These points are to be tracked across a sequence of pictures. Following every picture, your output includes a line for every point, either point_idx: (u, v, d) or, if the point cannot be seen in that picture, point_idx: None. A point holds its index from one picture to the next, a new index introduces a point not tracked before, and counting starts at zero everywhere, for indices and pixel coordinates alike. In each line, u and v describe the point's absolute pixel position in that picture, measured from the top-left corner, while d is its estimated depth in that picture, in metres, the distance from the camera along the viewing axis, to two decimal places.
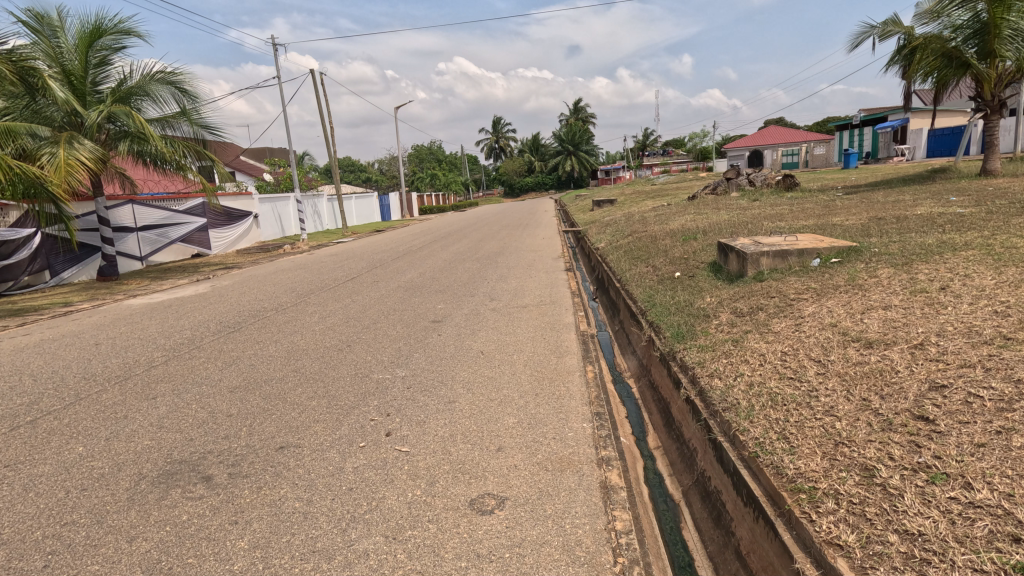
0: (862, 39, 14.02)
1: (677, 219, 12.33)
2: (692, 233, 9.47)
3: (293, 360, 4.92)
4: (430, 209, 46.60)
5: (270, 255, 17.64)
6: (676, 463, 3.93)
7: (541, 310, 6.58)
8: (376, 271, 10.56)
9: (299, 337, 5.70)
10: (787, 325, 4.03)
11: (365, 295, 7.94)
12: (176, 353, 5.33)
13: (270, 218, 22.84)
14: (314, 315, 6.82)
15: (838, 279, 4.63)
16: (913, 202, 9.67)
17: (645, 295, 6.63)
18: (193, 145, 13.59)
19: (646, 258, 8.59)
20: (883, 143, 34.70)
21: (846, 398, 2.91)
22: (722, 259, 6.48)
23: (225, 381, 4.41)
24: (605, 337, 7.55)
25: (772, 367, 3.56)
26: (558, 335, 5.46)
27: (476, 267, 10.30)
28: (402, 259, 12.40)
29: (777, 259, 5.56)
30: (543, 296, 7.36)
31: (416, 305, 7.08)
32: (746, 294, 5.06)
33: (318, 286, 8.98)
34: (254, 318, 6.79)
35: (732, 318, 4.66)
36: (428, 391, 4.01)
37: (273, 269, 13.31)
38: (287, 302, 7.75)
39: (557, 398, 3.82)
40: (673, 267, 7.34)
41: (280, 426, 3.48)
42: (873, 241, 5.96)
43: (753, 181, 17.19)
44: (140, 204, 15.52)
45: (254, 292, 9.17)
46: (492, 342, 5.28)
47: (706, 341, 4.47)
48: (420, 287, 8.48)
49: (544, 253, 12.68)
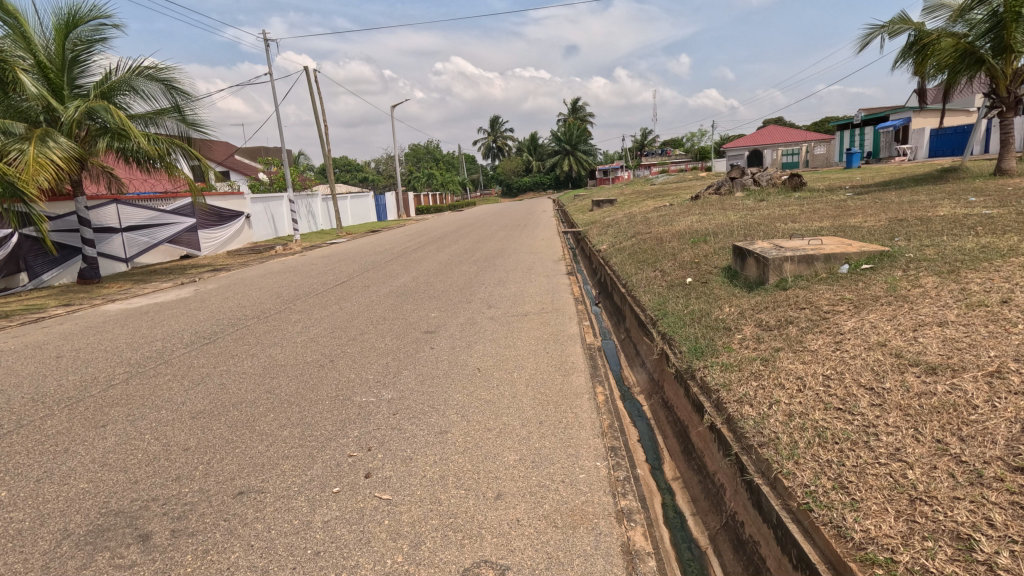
0: (871, 35, 13.54)
1: (682, 220, 11.82)
2: (699, 235, 9.01)
3: (269, 379, 4.41)
4: (427, 209, 46.05)
5: (260, 256, 17.11)
6: (699, 500, 3.45)
7: (543, 319, 6.09)
8: (368, 274, 10.04)
9: (278, 351, 5.20)
10: (825, 343, 3.55)
11: (355, 302, 7.43)
12: (141, 369, 4.82)
13: (262, 218, 22.28)
14: (296, 325, 6.30)
15: (876, 289, 4.15)
16: (932, 203, 9.21)
17: (655, 303, 6.15)
18: (179, 142, 13.04)
19: (653, 261, 8.10)
20: (885, 143, 34.26)
21: (915, 438, 2.43)
22: (738, 265, 6.02)
23: (189, 404, 3.91)
24: (611, 346, 7.06)
25: (814, 394, 3.07)
26: (562, 349, 4.97)
27: (473, 270, 9.80)
28: (396, 261, 11.88)
29: (802, 264, 5.09)
30: (545, 303, 6.86)
31: (408, 314, 6.58)
32: (770, 305, 4.59)
33: (304, 292, 8.46)
34: (232, 328, 6.27)
35: (757, 333, 4.18)
36: (417, 419, 3.52)
37: (261, 271, 12.79)
38: (270, 310, 7.22)
39: (564, 429, 3.33)
40: (684, 272, 6.87)
41: (243, 464, 2.98)
42: (904, 245, 5.48)
43: (758, 180, 16.72)
44: (125, 204, 14.97)
45: (237, 298, 8.64)
46: (490, 357, 4.78)
47: (730, 358, 3.99)
48: (413, 293, 7.97)
49: (544, 256, 12.17)
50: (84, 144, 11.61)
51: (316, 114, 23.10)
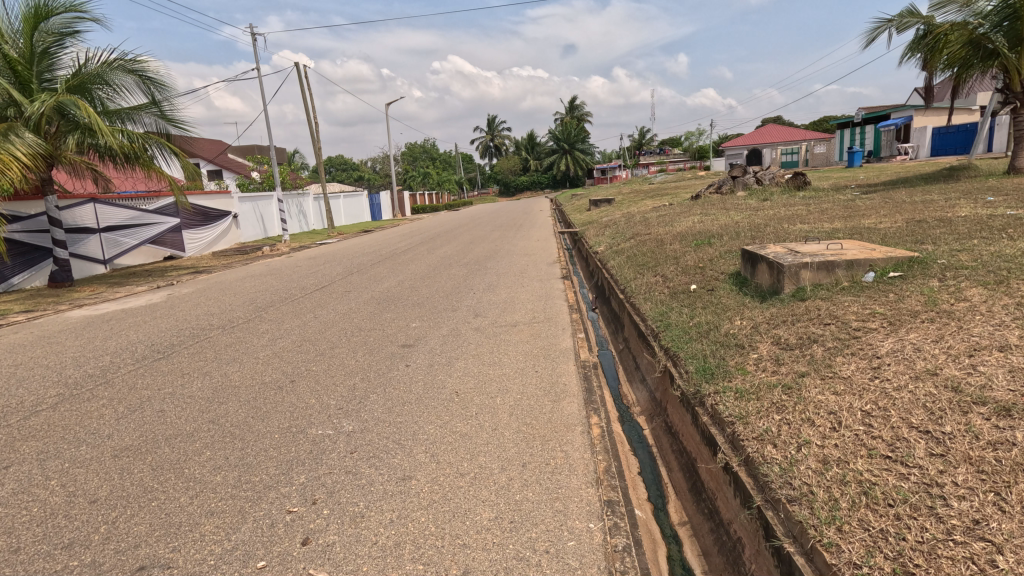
0: (878, 28, 13.05)
1: (683, 220, 11.29)
2: (703, 236, 8.48)
3: (216, 404, 3.85)
4: (423, 208, 45.46)
5: (246, 257, 16.54)
6: (712, 554, 2.91)
7: (533, 330, 5.54)
8: (352, 278, 9.47)
9: (236, 368, 4.64)
10: (860, 368, 3.00)
11: (332, 309, 6.88)
12: (76, 391, 4.26)
13: (250, 218, 21.68)
14: (263, 336, 5.74)
15: (913, 302, 3.62)
16: (948, 203, 8.69)
17: (656, 313, 5.62)
18: (158, 138, 12.45)
19: (653, 265, 7.56)
20: (886, 142, 33.80)
21: (999, 508, 1.92)
22: (748, 271, 5.49)
23: (114, 438, 3.34)
24: (609, 358, 6.55)
25: (852, 436, 2.53)
26: (554, 367, 4.42)
27: (462, 274, 9.26)
28: (384, 264, 11.32)
29: (821, 272, 4.57)
30: (537, 312, 6.32)
31: (387, 324, 6.03)
32: (789, 319, 4.06)
33: (281, 298, 7.90)
34: (192, 340, 5.70)
35: (776, 352, 3.65)
36: (377, 460, 2.96)
37: (243, 273, 12.25)
38: (239, 319, 6.66)
39: (550, 475, 2.78)
40: (687, 278, 6.33)
41: (156, 525, 2.43)
42: (933, 249, 4.95)
43: (761, 179, 16.22)
44: (103, 203, 14.38)
45: (209, 304, 8.06)
46: (471, 377, 4.23)
47: (744, 384, 3.45)
48: (397, 299, 7.42)
49: (539, 258, 11.63)
50: (53, 141, 10.99)
51: (306, 111, 22.48)
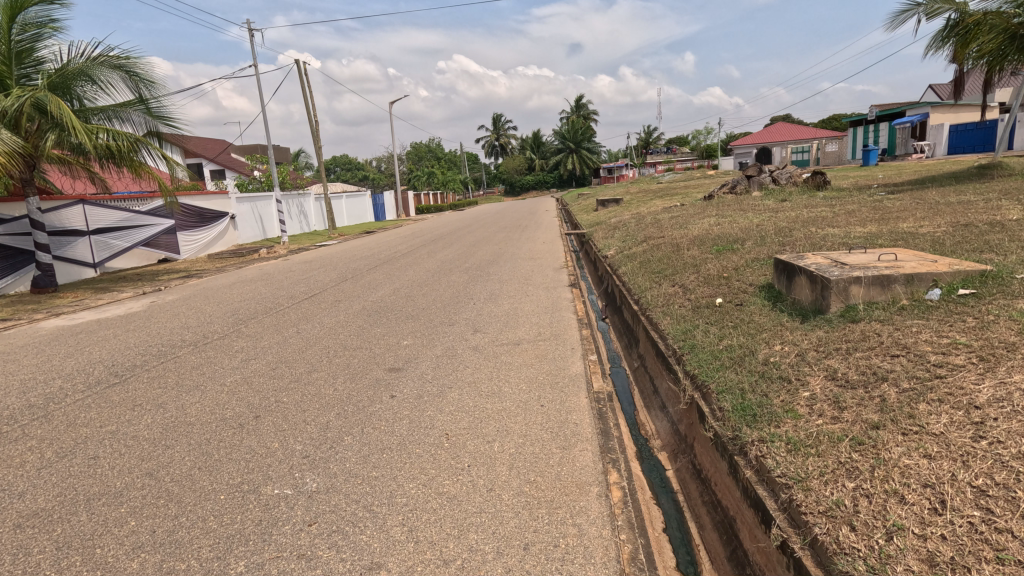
0: (904, 18, 12.33)
1: (698, 223, 10.61)
2: (723, 241, 7.82)
3: (160, 449, 3.23)
4: (428, 209, 44.87)
5: (241, 260, 16.01)
6: None
7: (539, 351, 4.91)
8: (344, 285, 8.87)
9: (195, 399, 4.02)
10: (955, 423, 2.38)
11: (317, 324, 6.25)
12: (4, 428, 3.65)
13: (249, 219, 21.15)
14: (237, 356, 5.13)
15: (1005, 333, 2.97)
16: (991, 204, 7.97)
17: (678, 332, 4.99)
18: (145, 137, 11.92)
19: (670, 273, 6.90)
20: (902, 139, 32.87)
21: None
22: (783, 284, 4.83)
23: (25, 500, 2.72)
24: (622, 378, 5.94)
25: (966, 528, 1.92)
26: (562, 400, 3.79)
27: (463, 282, 8.64)
28: (380, 269, 10.70)
29: (874, 288, 3.91)
30: (542, 328, 5.68)
31: (376, 341, 5.41)
32: (844, 346, 3.42)
33: (265, 308, 7.29)
34: (157, 361, 5.09)
35: (833, 390, 3.01)
36: (340, 538, 2.34)
37: (234, 278, 11.69)
38: (214, 334, 6.05)
39: (559, 566, 2.15)
40: (710, 290, 5.69)
41: None
42: (1002, 260, 4.28)
43: (778, 179, 15.49)
44: (93, 205, 13.87)
45: (189, 314, 7.46)
46: (466, 413, 3.60)
47: (797, 434, 2.80)
48: (389, 311, 6.80)
49: (544, 262, 11.00)
50: (34, 140, 10.50)
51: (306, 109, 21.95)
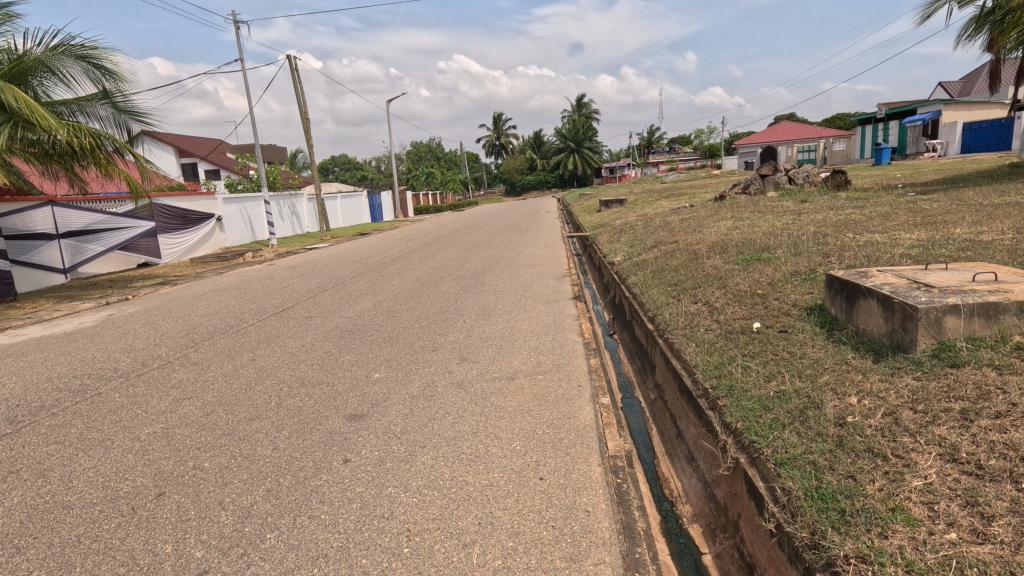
0: (936, 5, 11.41)
1: (714, 226, 9.67)
2: (749, 248, 6.89)
3: (4, 555, 2.31)
4: (427, 210, 43.97)
5: (225, 265, 15.12)
6: None
7: (537, 390, 3.97)
8: (321, 297, 7.95)
9: (90, 463, 3.09)
10: None
11: (278, 348, 5.33)
12: None
13: (237, 221, 20.28)
14: (170, 393, 4.21)
15: None
16: None
17: (709, 365, 4.06)
18: (111, 134, 11.06)
19: (690, 286, 5.97)
20: (913, 138, 31.44)
21: None
22: (841, 307, 3.91)
23: None
24: (637, 413, 5.03)
25: None
26: (568, 472, 2.86)
27: (453, 293, 7.72)
28: (364, 277, 9.74)
29: (977, 321, 3.01)
30: (542, 357, 4.75)
31: (342, 373, 4.49)
32: (960, 407, 2.52)
33: (226, 327, 6.38)
34: (73, 400, 4.17)
35: (965, 483, 2.13)
36: None
37: (209, 286, 10.81)
38: (155, 361, 5.11)
39: None
40: (742, 310, 4.78)
41: None
42: None
43: (795, 178, 14.54)
44: (63, 207, 12.97)
45: (140, 332, 6.53)
46: (438, 492, 2.69)
47: (920, 558, 1.90)
48: (364, 331, 5.87)
49: (545, 270, 10.08)
50: None
51: None
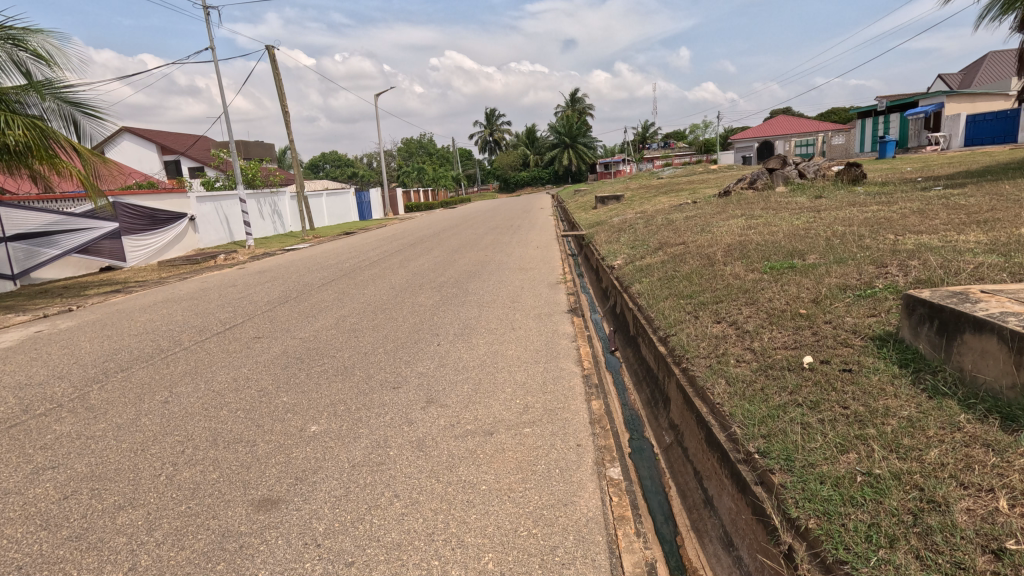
0: None
1: (724, 225, 8.69)
2: (774, 251, 5.89)
3: None
4: (418, 206, 42.87)
5: (192, 269, 14.01)
6: None
7: (522, 456, 2.94)
8: (278, 311, 6.90)
9: None
10: None
11: (203, 384, 4.27)
12: None
13: (211, 220, 19.14)
14: (28, 460, 3.13)
15: None
16: None
17: (750, 413, 3.03)
18: (50, 126, 9.83)
19: (710, 300, 4.96)
20: (914, 131, 30.62)
21: None
22: (935, 342, 2.89)
23: None
24: (648, 461, 3.99)
25: None
26: None
27: (429, 305, 6.69)
28: (335, 284, 8.68)
29: None
30: (530, 399, 3.71)
31: (269, 426, 3.44)
32: None
33: (152, 352, 5.31)
34: None
35: None
36: None
37: (164, 295, 9.71)
38: (43, 403, 4.05)
39: None
40: (783, 337, 3.77)
41: None
42: None
43: (805, 172, 13.57)
44: (10, 207, 11.73)
45: (53, 357, 5.47)
46: None
47: None
48: (315, 359, 4.82)
49: (537, 275, 9.06)
50: None
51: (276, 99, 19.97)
